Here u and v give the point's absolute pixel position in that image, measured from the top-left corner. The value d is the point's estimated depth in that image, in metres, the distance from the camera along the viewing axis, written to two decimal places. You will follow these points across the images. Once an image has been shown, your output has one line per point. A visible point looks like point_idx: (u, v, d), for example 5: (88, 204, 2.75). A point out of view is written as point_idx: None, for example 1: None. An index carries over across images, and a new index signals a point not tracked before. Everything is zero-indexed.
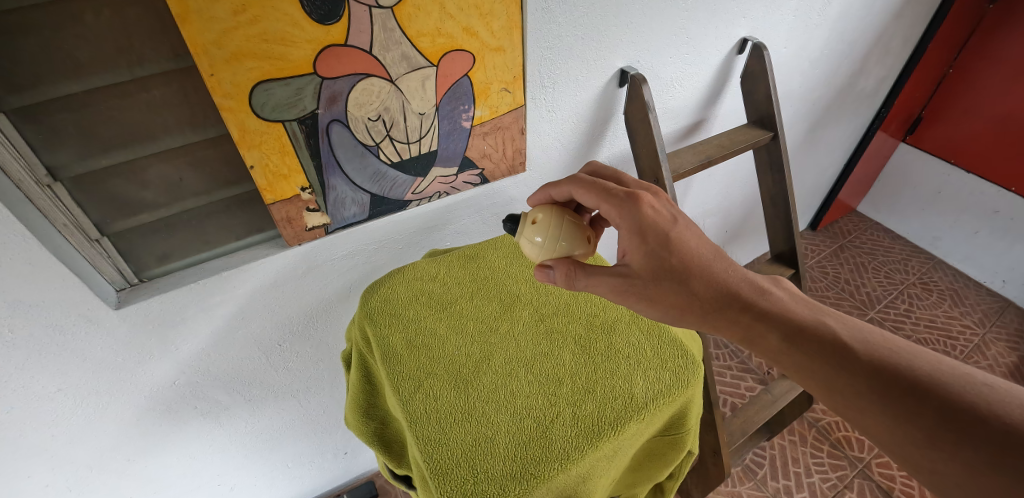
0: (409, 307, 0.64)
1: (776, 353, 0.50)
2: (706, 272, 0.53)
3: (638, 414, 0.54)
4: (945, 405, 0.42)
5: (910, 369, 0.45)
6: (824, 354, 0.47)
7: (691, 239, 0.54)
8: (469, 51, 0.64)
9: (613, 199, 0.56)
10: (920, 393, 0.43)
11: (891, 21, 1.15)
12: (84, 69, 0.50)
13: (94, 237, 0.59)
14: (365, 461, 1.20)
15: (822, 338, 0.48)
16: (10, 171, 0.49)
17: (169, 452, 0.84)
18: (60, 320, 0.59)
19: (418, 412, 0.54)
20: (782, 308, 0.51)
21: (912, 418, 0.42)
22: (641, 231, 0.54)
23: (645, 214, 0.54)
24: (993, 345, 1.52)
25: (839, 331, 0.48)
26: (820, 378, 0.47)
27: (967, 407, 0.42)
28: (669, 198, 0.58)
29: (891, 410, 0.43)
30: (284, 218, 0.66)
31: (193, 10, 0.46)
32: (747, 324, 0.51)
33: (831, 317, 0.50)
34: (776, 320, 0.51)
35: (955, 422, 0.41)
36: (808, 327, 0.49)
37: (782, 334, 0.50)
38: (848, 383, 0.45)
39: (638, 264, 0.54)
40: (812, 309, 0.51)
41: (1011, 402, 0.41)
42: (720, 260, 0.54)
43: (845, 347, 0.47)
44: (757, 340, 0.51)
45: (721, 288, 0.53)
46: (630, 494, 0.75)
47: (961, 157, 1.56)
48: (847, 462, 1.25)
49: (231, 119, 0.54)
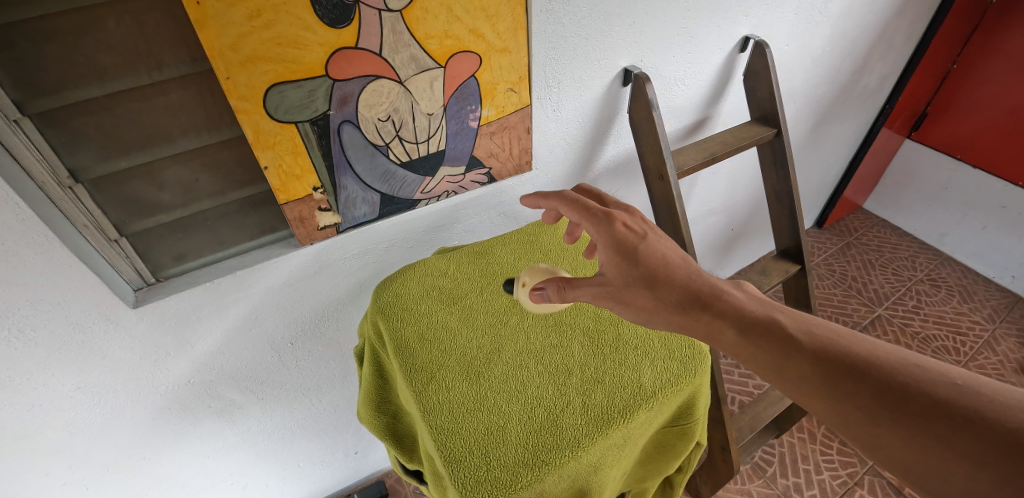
0: (420, 301, 0.66)
1: (734, 348, 0.50)
2: (671, 277, 0.54)
3: (648, 402, 0.55)
4: (879, 384, 0.43)
5: (848, 355, 0.45)
6: (775, 344, 0.48)
7: (661, 250, 0.56)
8: (476, 52, 0.65)
9: (593, 218, 0.58)
10: (858, 375, 0.44)
11: (895, 17, 1.16)
12: (105, 74, 0.52)
13: (113, 237, 0.61)
14: (375, 460, 1.21)
15: (773, 332, 0.49)
16: (33, 174, 0.52)
17: (183, 452, 0.85)
18: (80, 319, 0.60)
19: (431, 400, 0.55)
20: (737, 307, 0.52)
21: (851, 397, 0.43)
22: (615, 246, 0.56)
23: (617, 232, 0.57)
24: (1003, 341, 1.51)
25: (788, 324, 0.49)
26: (771, 369, 0.48)
27: (899, 386, 0.42)
28: (643, 216, 0.60)
29: (835, 393, 0.44)
30: (296, 218, 0.68)
31: (210, 15, 0.48)
32: (707, 322, 0.51)
33: (782, 312, 0.51)
34: (733, 315, 0.51)
35: (890, 400, 0.42)
36: (759, 322, 0.50)
37: (738, 328, 0.50)
38: (794, 370, 0.46)
39: (612, 272, 0.57)
40: (765, 306, 0.52)
41: (938, 379, 0.42)
42: (686, 266, 0.55)
43: (792, 338, 0.48)
44: (717, 337, 0.51)
45: (683, 289, 0.54)
46: (641, 488, 0.75)
47: (968, 152, 1.55)
48: (857, 459, 1.25)
49: (246, 121, 0.56)
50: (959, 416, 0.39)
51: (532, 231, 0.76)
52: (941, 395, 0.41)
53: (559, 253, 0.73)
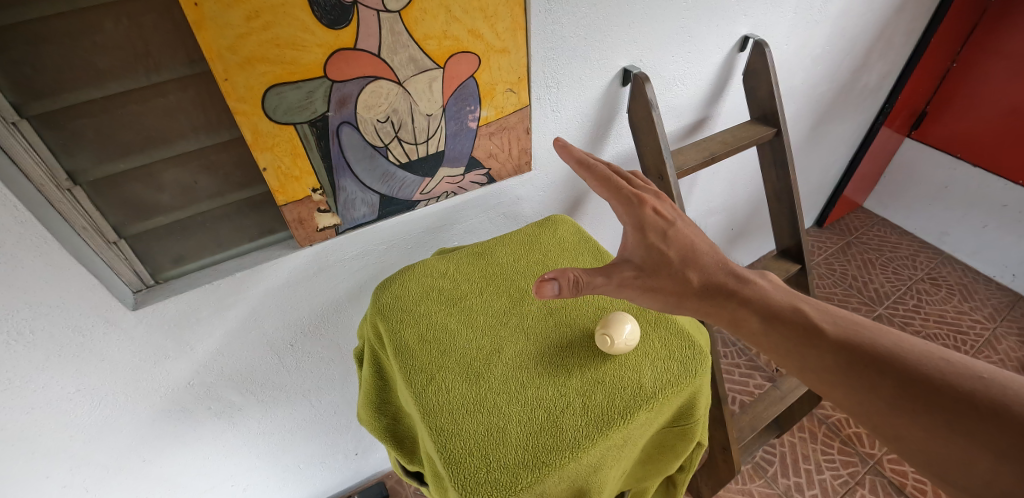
0: (418, 303, 0.66)
1: (757, 336, 0.54)
2: (702, 265, 0.58)
3: (647, 403, 0.55)
4: (904, 377, 0.46)
5: (873, 347, 0.49)
6: (799, 334, 0.52)
7: (687, 238, 0.59)
8: (475, 52, 0.65)
9: (621, 199, 0.59)
10: (882, 368, 0.47)
11: (894, 16, 1.15)
12: (103, 76, 0.52)
13: (111, 239, 0.61)
14: (376, 461, 1.21)
15: (798, 322, 0.53)
16: (31, 175, 0.51)
17: (182, 453, 0.85)
18: (79, 321, 0.60)
19: (431, 402, 0.55)
20: (763, 296, 0.56)
21: (876, 388, 0.47)
22: (642, 228, 0.58)
23: (646, 215, 0.58)
24: (1004, 340, 1.51)
25: (813, 316, 0.53)
26: (796, 358, 0.52)
27: (924, 378, 0.45)
28: (673, 203, 0.61)
29: (859, 384, 0.48)
30: (296, 219, 0.68)
31: (208, 17, 0.48)
32: (732, 309, 0.55)
33: (808, 304, 0.55)
34: (758, 305, 0.55)
35: (913, 392, 0.45)
36: (785, 313, 0.54)
37: (762, 317, 0.54)
38: (818, 360, 0.50)
39: (639, 255, 0.58)
40: (790, 296, 0.56)
41: (963, 373, 0.45)
42: (713, 254, 0.59)
43: (818, 328, 0.52)
44: (741, 324, 0.55)
45: (712, 279, 0.57)
46: (641, 487, 0.75)
47: (968, 151, 1.55)
48: (858, 459, 1.24)
49: (245, 122, 0.56)
50: (985, 409, 0.42)
51: (532, 232, 0.76)
52: (965, 388, 0.44)
53: (559, 253, 0.72)
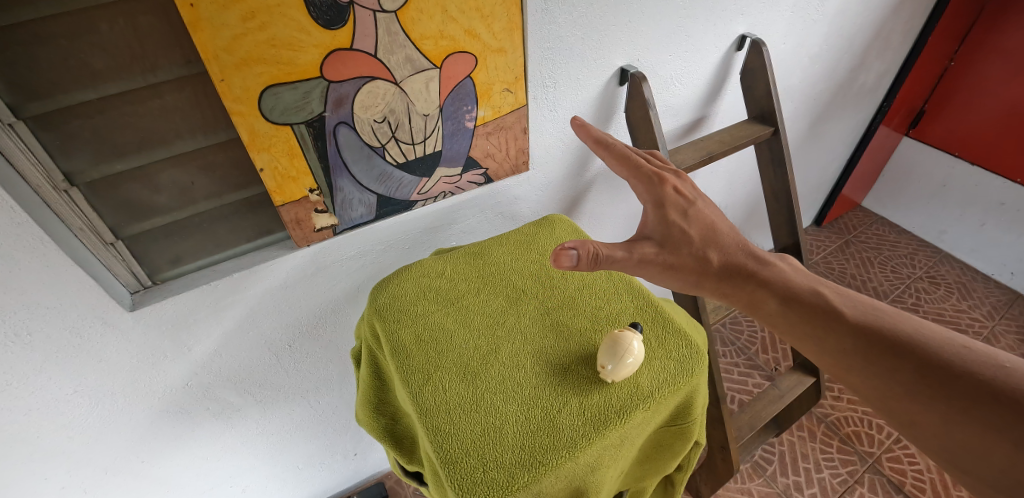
0: (416, 303, 0.66)
1: (774, 316, 0.59)
2: (722, 245, 0.61)
3: (644, 402, 0.55)
4: (922, 363, 0.50)
5: (894, 334, 0.52)
6: (817, 317, 0.56)
7: (707, 213, 0.62)
8: (471, 52, 0.65)
9: (642, 177, 0.63)
10: (902, 356, 0.51)
11: (891, 14, 1.16)
12: (98, 77, 0.52)
13: (108, 240, 0.60)
14: (375, 461, 1.21)
15: (816, 306, 0.57)
16: (29, 178, 0.51)
17: (181, 454, 0.85)
18: (76, 322, 0.60)
19: (426, 402, 0.55)
20: (783, 278, 0.60)
21: (895, 373, 0.50)
22: (660, 205, 0.61)
23: (665, 192, 0.61)
24: (1002, 338, 1.51)
25: (833, 299, 0.57)
26: (814, 341, 0.56)
27: (942, 365, 0.49)
28: (692, 182, 0.64)
29: (876, 368, 0.51)
30: (293, 219, 0.68)
31: (203, 17, 0.48)
32: (751, 291, 0.59)
33: (827, 288, 0.58)
34: (777, 288, 0.59)
35: (930, 378, 0.49)
36: (805, 297, 0.58)
37: (780, 299, 0.58)
38: (837, 343, 0.54)
39: (657, 229, 0.60)
40: (811, 280, 0.60)
41: (984, 361, 0.48)
42: (733, 234, 0.63)
43: (836, 311, 0.56)
44: (759, 306, 0.59)
45: (733, 260, 0.61)
46: (638, 486, 0.75)
47: (966, 150, 1.55)
48: (857, 457, 1.25)
49: (241, 123, 0.56)
50: (1004, 398, 0.45)
51: (530, 231, 0.76)
52: (987, 376, 0.47)
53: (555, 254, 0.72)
